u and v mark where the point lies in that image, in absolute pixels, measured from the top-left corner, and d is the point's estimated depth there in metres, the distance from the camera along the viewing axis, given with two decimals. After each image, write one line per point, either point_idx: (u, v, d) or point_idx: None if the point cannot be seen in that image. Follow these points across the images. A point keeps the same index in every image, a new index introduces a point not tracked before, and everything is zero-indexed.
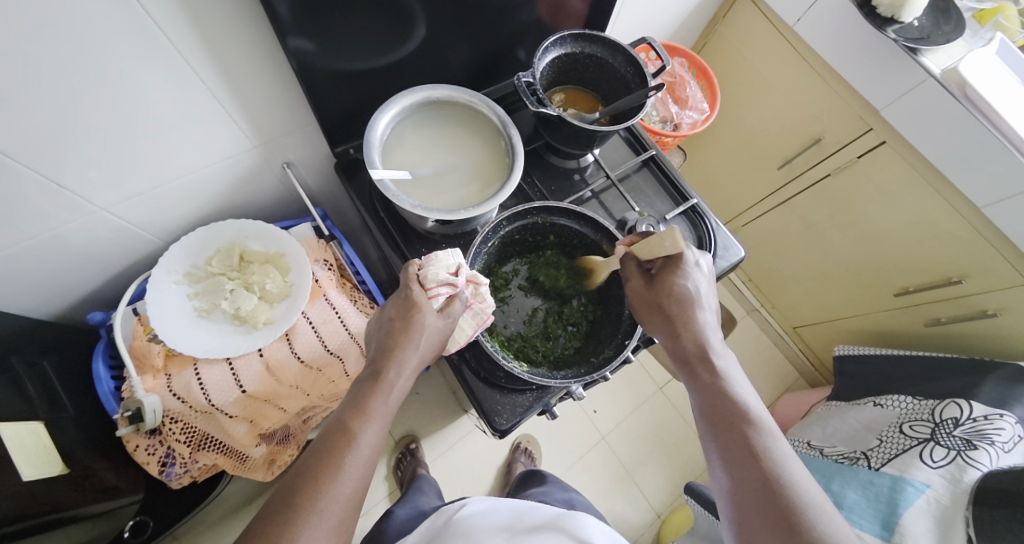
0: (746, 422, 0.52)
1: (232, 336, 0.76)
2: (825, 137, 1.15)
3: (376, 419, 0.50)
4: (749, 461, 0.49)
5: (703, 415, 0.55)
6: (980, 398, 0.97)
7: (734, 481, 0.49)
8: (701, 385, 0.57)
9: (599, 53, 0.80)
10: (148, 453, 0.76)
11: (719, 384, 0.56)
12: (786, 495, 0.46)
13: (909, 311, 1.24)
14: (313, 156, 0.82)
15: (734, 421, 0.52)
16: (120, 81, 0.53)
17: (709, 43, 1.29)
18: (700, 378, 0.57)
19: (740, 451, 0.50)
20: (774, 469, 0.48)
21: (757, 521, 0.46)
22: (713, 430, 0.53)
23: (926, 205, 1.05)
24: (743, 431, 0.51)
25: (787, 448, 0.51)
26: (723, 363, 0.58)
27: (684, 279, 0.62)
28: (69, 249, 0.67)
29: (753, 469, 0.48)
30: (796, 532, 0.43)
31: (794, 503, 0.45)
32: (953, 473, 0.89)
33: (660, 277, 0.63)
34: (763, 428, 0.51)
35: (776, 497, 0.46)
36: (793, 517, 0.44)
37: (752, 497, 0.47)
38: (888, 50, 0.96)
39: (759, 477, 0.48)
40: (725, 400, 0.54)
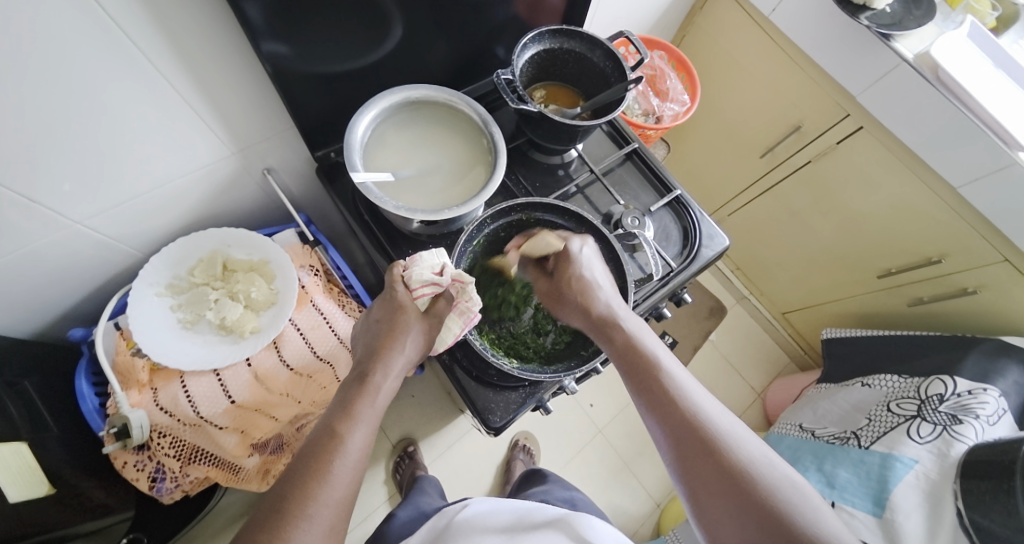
0: (659, 374, 0.54)
1: (219, 346, 0.75)
2: (804, 124, 1.17)
3: (364, 421, 0.49)
4: (684, 421, 0.50)
5: (633, 387, 0.55)
6: (963, 374, 0.99)
7: (675, 446, 0.50)
8: (625, 359, 0.57)
9: (578, 48, 0.80)
10: (137, 469, 0.74)
11: (631, 343, 0.58)
12: (723, 445, 0.48)
13: (892, 292, 1.26)
14: (294, 161, 0.81)
15: (649, 375, 0.54)
16: (92, 94, 0.52)
17: (688, 35, 1.30)
18: (614, 344, 0.59)
19: (674, 416, 0.51)
20: (707, 422, 0.50)
21: (703, 478, 0.47)
22: (644, 401, 0.54)
23: (904, 187, 1.07)
24: (671, 394, 0.52)
25: (712, 399, 0.53)
26: (631, 325, 0.61)
27: (580, 268, 0.65)
28: (46, 266, 0.66)
29: (689, 430, 0.49)
30: (736, 478, 0.45)
31: (731, 452, 0.47)
32: (940, 448, 0.91)
33: (558, 271, 0.67)
34: (686, 386, 0.53)
35: (714, 451, 0.47)
36: (733, 466, 0.46)
37: (693, 455, 0.48)
38: (862, 37, 0.97)
39: (696, 436, 0.49)
40: (648, 368, 0.55)
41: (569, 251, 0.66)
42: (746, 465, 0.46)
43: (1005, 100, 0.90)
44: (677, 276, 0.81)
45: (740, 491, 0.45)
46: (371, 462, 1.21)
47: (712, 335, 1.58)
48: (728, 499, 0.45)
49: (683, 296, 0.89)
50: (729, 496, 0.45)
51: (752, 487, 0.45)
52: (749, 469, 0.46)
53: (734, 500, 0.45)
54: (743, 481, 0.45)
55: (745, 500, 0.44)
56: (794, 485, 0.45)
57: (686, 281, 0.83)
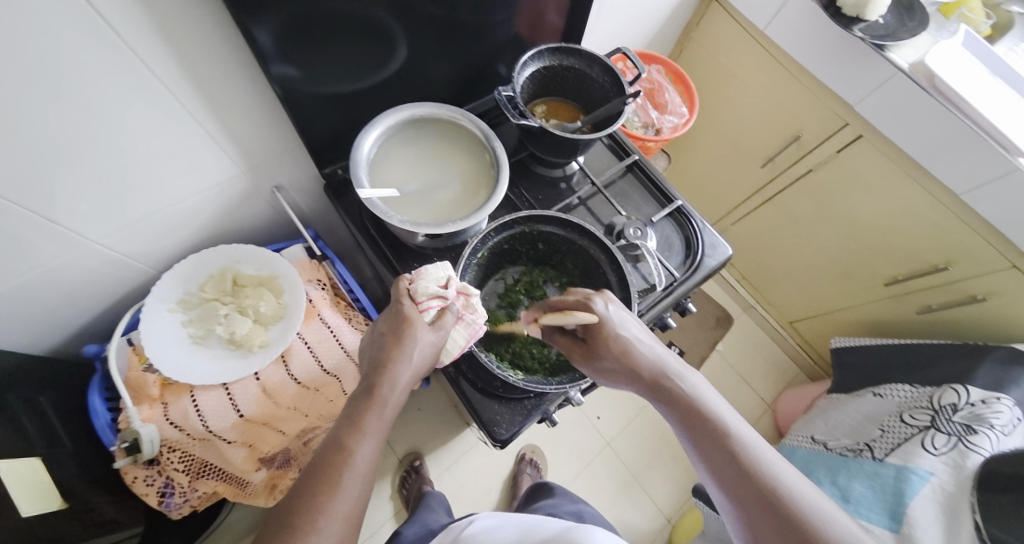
0: (725, 436, 0.54)
1: (228, 361, 0.76)
2: (804, 134, 1.18)
3: (372, 434, 0.50)
4: (734, 463, 0.52)
5: (681, 427, 0.58)
6: (975, 382, 0.98)
7: (725, 486, 0.52)
8: (671, 400, 0.59)
9: (577, 65, 0.83)
10: (146, 484, 0.75)
11: (692, 403, 0.58)
12: (774, 487, 0.50)
13: (900, 300, 1.25)
14: (301, 178, 0.83)
15: (715, 438, 0.54)
16: (109, 116, 0.54)
17: (686, 50, 1.32)
18: (673, 404, 0.59)
19: (725, 458, 0.52)
20: (757, 464, 0.52)
21: (755, 518, 0.49)
22: (694, 441, 0.56)
23: (908, 195, 1.08)
24: (726, 445, 0.53)
25: (760, 440, 0.55)
26: (690, 383, 0.60)
27: (614, 331, 0.61)
28: (63, 284, 0.68)
29: (739, 473, 0.51)
30: (789, 521, 0.47)
31: (780, 492, 0.49)
32: (956, 460, 0.90)
33: (590, 337, 0.63)
34: (736, 428, 0.55)
35: (765, 491, 0.49)
36: (783, 507, 0.48)
37: (743, 495, 0.50)
38: (857, 47, 0.98)
39: (747, 477, 0.51)
40: (696, 409, 0.57)
41: (600, 318, 0.61)
42: (797, 506, 0.48)
43: (1003, 107, 0.91)
44: (680, 285, 0.82)
45: (791, 531, 0.47)
46: (378, 478, 1.20)
47: (719, 345, 1.57)
48: (781, 541, 0.47)
49: (687, 305, 0.89)
50: (781, 534, 0.47)
51: (805, 530, 0.46)
52: (800, 511, 0.48)
53: (786, 539, 0.47)
54: (794, 522, 0.47)
55: (799, 540, 0.46)
56: (843, 526, 0.47)
57: (690, 290, 0.84)
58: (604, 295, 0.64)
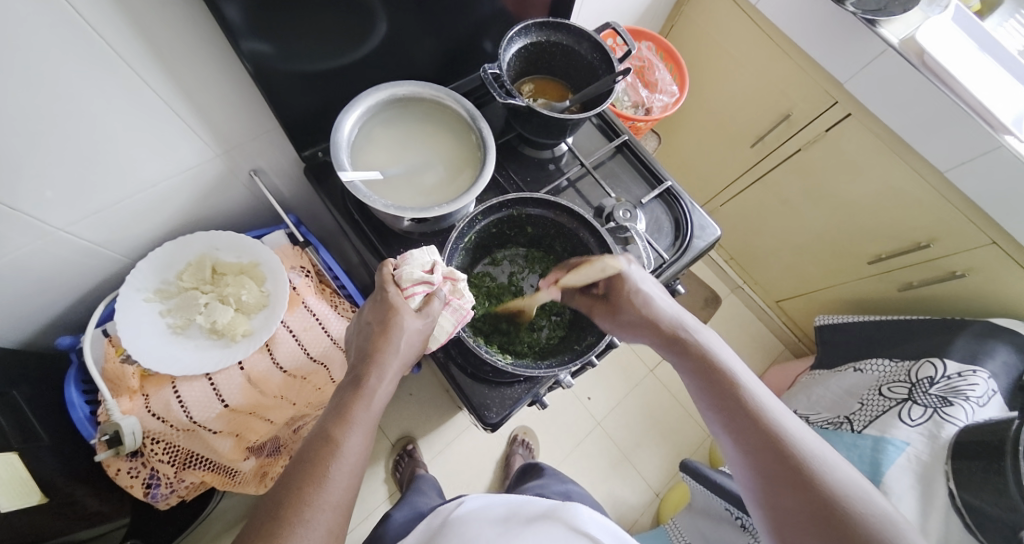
0: (738, 388, 0.53)
1: (210, 350, 0.73)
2: (793, 113, 1.17)
3: (361, 424, 0.49)
4: (752, 423, 0.50)
5: (700, 388, 0.56)
6: (953, 356, 1.01)
7: (742, 445, 0.50)
8: (690, 359, 0.58)
9: (564, 41, 0.80)
10: (131, 476, 0.73)
11: (705, 356, 0.57)
12: (788, 445, 0.48)
13: (883, 278, 1.27)
14: (280, 162, 0.80)
15: (725, 389, 0.54)
16: (69, 97, 0.51)
17: (676, 25, 1.29)
18: (688, 354, 0.58)
19: (740, 415, 0.51)
20: (776, 426, 0.50)
21: (766, 476, 0.47)
22: (713, 401, 0.54)
23: (894, 174, 1.08)
24: (737, 396, 0.53)
25: (781, 406, 0.53)
26: (704, 337, 0.60)
27: (632, 287, 0.63)
28: (31, 275, 0.65)
29: (755, 429, 0.50)
30: (802, 479, 0.45)
31: (798, 453, 0.47)
32: (931, 430, 0.93)
33: (611, 293, 0.65)
34: (757, 391, 0.53)
35: (781, 451, 0.48)
36: (800, 467, 0.46)
37: (760, 454, 0.48)
38: (848, 23, 0.97)
39: (765, 437, 0.49)
40: (717, 370, 0.55)
41: (622, 273, 0.64)
42: (813, 466, 0.46)
43: (989, 83, 0.91)
44: (669, 267, 0.82)
45: (808, 493, 0.45)
46: (371, 461, 1.21)
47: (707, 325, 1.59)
48: (792, 497, 0.45)
49: (677, 287, 0.89)
50: (795, 493, 0.45)
51: (810, 479, 0.45)
52: (818, 473, 0.46)
53: (798, 497, 0.45)
54: (812, 483, 0.45)
55: (811, 497, 0.44)
56: (865, 492, 0.45)
57: (679, 272, 0.84)
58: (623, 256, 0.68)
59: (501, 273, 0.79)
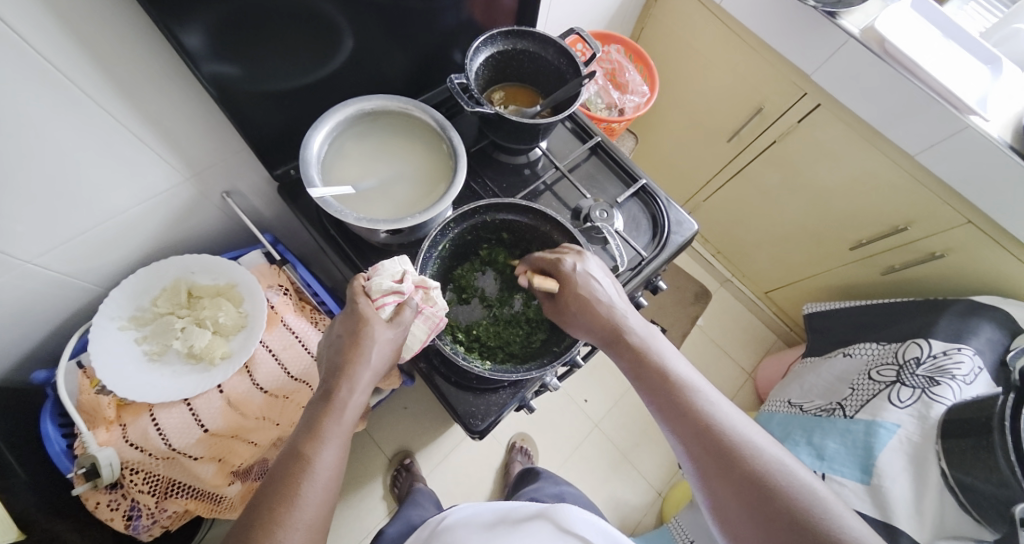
0: (677, 386, 0.55)
1: (189, 376, 0.72)
2: (765, 106, 1.18)
3: (333, 439, 0.49)
4: (688, 417, 0.53)
5: (641, 385, 0.58)
6: (938, 336, 1.02)
7: (680, 438, 0.53)
8: (629, 359, 0.60)
9: (530, 47, 0.81)
10: (111, 509, 0.71)
11: (645, 357, 0.59)
12: (726, 438, 0.51)
13: (865, 263, 1.28)
14: (253, 181, 0.79)
15: (667, 388, 0.56)
16: (29, 129, 0.50)
17: (646, 27, 1.31)
18: (629, 357, 0.60)
19: (681, 412, 0.53)
20: (712, 418, 0.52)
21: (710, 470, 0.50)
22: (655, 400, 0.56)
23: (866, 160, 1.10)
24: (677, 394, 0.55)
25: (714, 391, 0.56)
26: (644, 337, 0.61)
27: (578, 288, 0.61)
28: (2, 310, 0.64)
29: (694, 425, 0.52)
30: (740, 470, 0.48)
31: (732, 443, 0.50)
32: (920, 411, 0.93)
33: (558, 292, 0.63)
34: (691, 383, 0.56)
35: (717, 441, 0.51)
36: (736, 457, 0.49)
37: (701, 450, 0.51)
38: (810, 17, 0.99)
39: (699, 428, 0.52)
40: (657, 370, 0.57)
41: (568, 275, 0.62)
42: (748, 455, 0.49)
43: (950, 67, 0.92)
44: (649, 264, 0.82)
45: (744, 481, 0.48)
46: (368, 478, 1.20)
47: (698, 320, 1.59)
48: (733, 487, 0.48)
49: (659, 283, 0.90)
50: (734, 483, 0.48)
51: (747, 469, 0.48)
52: (749, 459, 0.49)
53: (739, 488, 0.48)
54: (747, 472, 0.48)
55: (748, 486, 0.48)
56: (787, 466, 0.49)
57: (660, 268, 0.84)
58: (580, 254, 0.64)
59: (486, 281, 0.77)
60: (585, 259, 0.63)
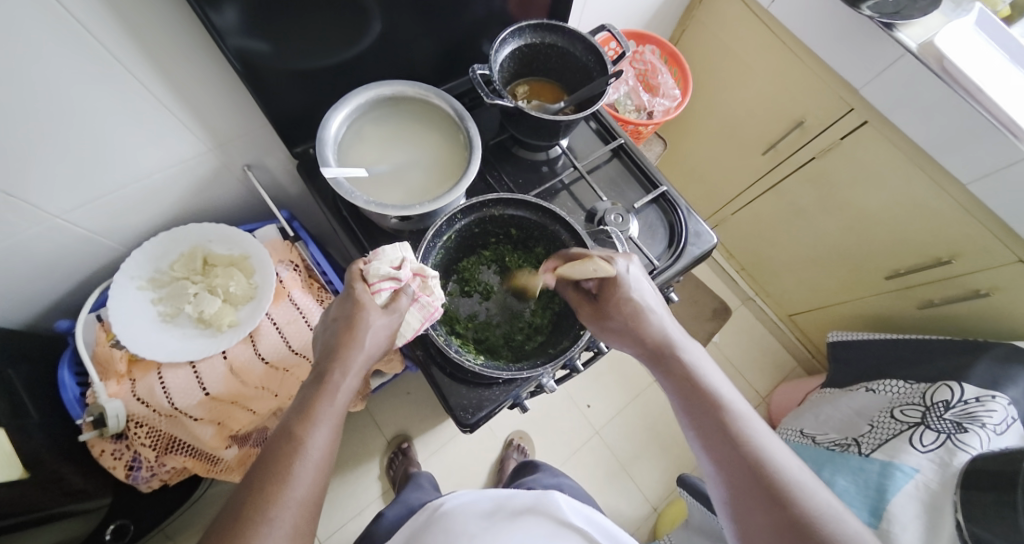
0: (720, 408, 0.53)
1: (197, 339, 0.75)
2: (807, 119, 1.13)
3: (324, 422, 0.50)
4: (729, 442, 0.50)
5: (682, 406, 0.56)
6: (971, 380, 0.95)
7: (720, 466, 0.50)
8: (673, 376, 0.57)
9: (559, 42, 0.79)
10: (115, 457, 0.74)
11: (688, 373, 0.56)
12: (767, 470, 0.48)
13: (901, 294, 1.21)
14: (274, 158, 0.81)
15: (708, 408, 0.53)
16: (64, 91, 0.53)
17: (687, 30, 1.27)
18: (671, 372, 0.58)
19: (721, 436, 0.51)
20: (754, 447, 0.50)
21: (745, 501, 0.48)
22: (692, 420, 0.54)
23: (914, 186, 1.03)
24: (719, 417, 0.52)
25: (761, 423, 0.53)
26: (689, 352, 0.59)
27: (626, 292, 0.60)
28: (32, 260, 0.68)
29: (734, 451, 0.50)
30: (781, 505, 0.45)
31: (775, 476, 0.47)
32: (942, 457, 0.88)
33: (603, 294, 0.62)
34: (739, 410, 0.53)
35: (757, 472, 0.48)
36: (777, 492, 0.46)
37: (739, 478, 0.49)
38: (866, 28, 0.93)
39: (745, 459, 0.49)
40: (700, 389, 0.55)
41: (617, 276, 0.60)
42: (791, 491, 0.46)
43: (1016, 92, 0.86)
44: (661, 273, 0.80)
45: (783, 518, 0.45)
46: (365, 458, 1.22)
47: (715, 337, 1.54)
48: (769, 521, 0.45)
49: (670, 295, 0.87)
50: (772, 518, 0.45)
51: (787, 504, 0.45)
52: (792, 495, 0.46)
53: (775, 524, 0.45)
54: (788, 507, 0.45)
55: (786, 522, 0.45)
56: (833, 509, 0.45)
57: (672, 278, 0.82)
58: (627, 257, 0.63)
59: (490, 275, 0.77)
60: (634, 264, 0.62)
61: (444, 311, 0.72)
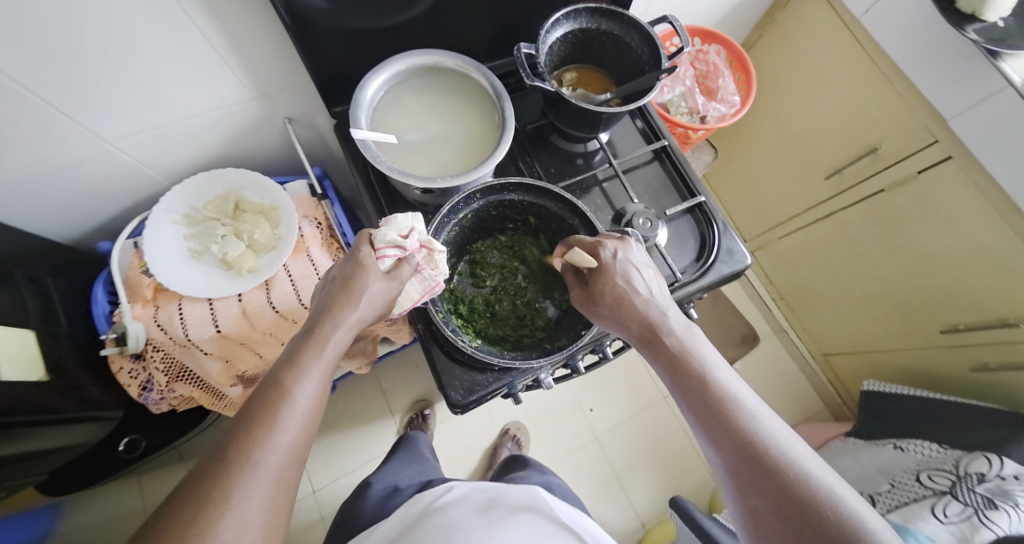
0: (713, 389, 0.50)
1: (219, 279, 0.78)
2: (882, 146, 1.04)
3: (313, 373, 0.50)
4: (726, 426, 0.47)
5: (677, 391, 0.53)
6: (1016, 458, 0.86)
7: (720, 451, 0.47)
8: (665, 359, 0.54)
9: (616, 30, 0.76)
10: (130, 376, 0.79)
11: (682, 357, 0.53)
12: (767, 451, 0.45)
13: (956, 352, 1.10)
14: (316, 115, 0.83)
15: (703, 390, 0.50)
16: (124, 22, 0.56)
17: (766, 34, 1.20)
18: (664, 355, 0.54)
19: (716, 418, 0.48)
20: (753, 428, 0.47)
21: (745, 484, 0.45)
22: (688, 403, 0.51)
23: (994, 237, 0.92)
24: (715, 399, 0.49)
25: (758, 401, 0.50)
26: (684, 332, 0.55)
27: (614, 277, 0.58)
28: (79, 179, 0.73)
29: (730, 433, 0.47)
30: (781, 485, 0.43)
31: (774, 457, 0.45)
32: (964, 532, 0.80)
33: (593, 279, 0.59)
34: (735, 390, 0.50)
35: (756, 454, 0.45)
36: (776, 473, 0.44)
37: (737, 460, 0.46)
38: (966, 53, 0.84)
39: (738, 439, 0.46)
40: (694, 371, 0.52)
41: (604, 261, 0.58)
42: (792, 471, 0.44)
43: None
44: (682, 287, 0.76)
45: (784, 497, 0.42)
46: (365, 420, 1.25)
47: (738, 363, 1.47)
48: (770, 502, 0.43)
49: (689, 311, 0.83)
50: (774, 499, 0.43)
51: (788, 485, 0.43)
52: (793, 475, 0.43)
53: (777, 504, 0.42)
54: (789, 487, 0.43)
55: (787, 502, 0.42)
56: (834, 487, 0.43)
57: (693, 294, 0.78)
58: (621, 242, 0.61)
59: (500, 258, 0.76)
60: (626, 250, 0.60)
61: (450, 290, 0.72)
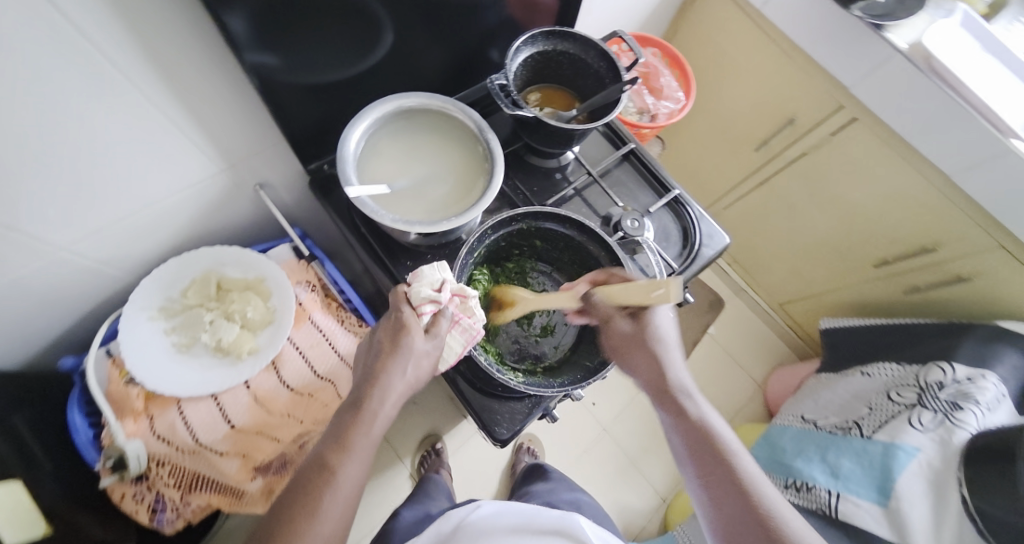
0: (727, 456, 0.53)
1: (216, 369, 0.72)
2: (798, 117, 1.17)
3: (357, 452, 0.49)
4: (736, 494, 0.51)
5: (688, 453, 0.56)
6: (961, 360, 1.00)
7: (726, 516, 0.51)
8: (678, 420, 0.57)
9: (571, 49, 0.79)
10: (136, 501, 0.72)
11: (698, 421, 0.56)
12: (773, 523, 0.49)
13: (890, 281, 1.27)
14: (285, 175, 0.78)
15: (716, 456, 0.54)
16: (73, 119, 0.50)
17: (679, 31, 1.30)
18: (680, 416, 0.57)
19: (728, 486, 0.52)
20: (761, 501, 0.50)
21: None
22: (699, 467, 0.54)
23: (901, 180, 1.07)
24: (727, 467, 0.53)
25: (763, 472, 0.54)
26: (697, 399, 0.58)
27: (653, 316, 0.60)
28: (30, 296, 0.64)
29: (739, 503, 0.51)
30: None
31: (781, 529, 0.48)
32: (942, 435, 0.92)
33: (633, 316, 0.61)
34: (744, 460, 0.54)
35: (763, 524, 0.49)
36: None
37: (743, 530, 0.50)
38: (856, 30, 0.97)
39: (747, 508, 0.50)
40: (708, 438, 0.55)
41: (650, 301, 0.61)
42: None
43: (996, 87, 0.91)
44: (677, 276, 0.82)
45: None
46: (379, 471, 1.20)
47: (711, 328, 1.58)
48: None
49: None
50: None
51: None
52: None
53: None
54: None
55: None
56: None
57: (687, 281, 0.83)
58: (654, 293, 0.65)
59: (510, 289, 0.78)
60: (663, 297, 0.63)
61: None
